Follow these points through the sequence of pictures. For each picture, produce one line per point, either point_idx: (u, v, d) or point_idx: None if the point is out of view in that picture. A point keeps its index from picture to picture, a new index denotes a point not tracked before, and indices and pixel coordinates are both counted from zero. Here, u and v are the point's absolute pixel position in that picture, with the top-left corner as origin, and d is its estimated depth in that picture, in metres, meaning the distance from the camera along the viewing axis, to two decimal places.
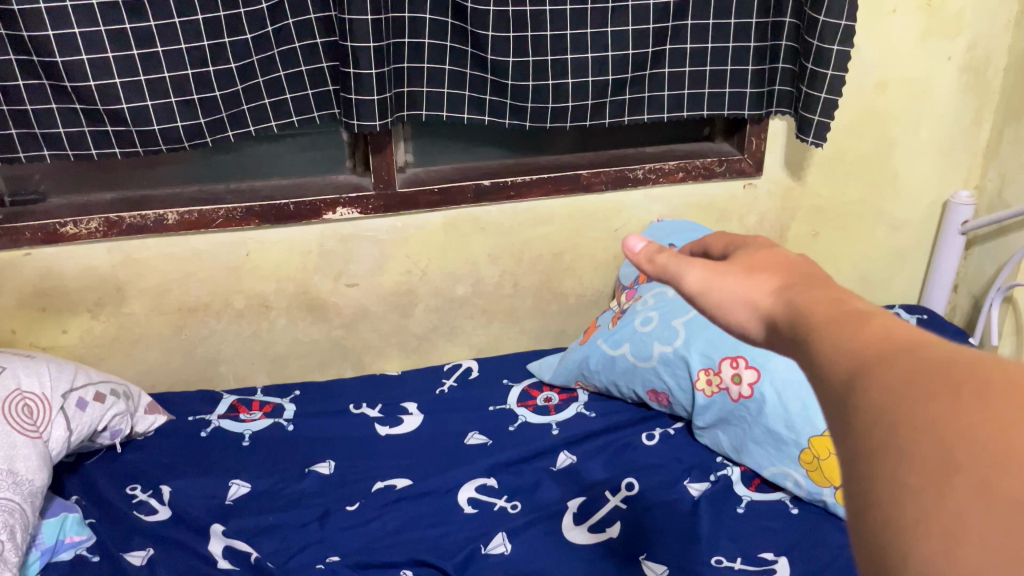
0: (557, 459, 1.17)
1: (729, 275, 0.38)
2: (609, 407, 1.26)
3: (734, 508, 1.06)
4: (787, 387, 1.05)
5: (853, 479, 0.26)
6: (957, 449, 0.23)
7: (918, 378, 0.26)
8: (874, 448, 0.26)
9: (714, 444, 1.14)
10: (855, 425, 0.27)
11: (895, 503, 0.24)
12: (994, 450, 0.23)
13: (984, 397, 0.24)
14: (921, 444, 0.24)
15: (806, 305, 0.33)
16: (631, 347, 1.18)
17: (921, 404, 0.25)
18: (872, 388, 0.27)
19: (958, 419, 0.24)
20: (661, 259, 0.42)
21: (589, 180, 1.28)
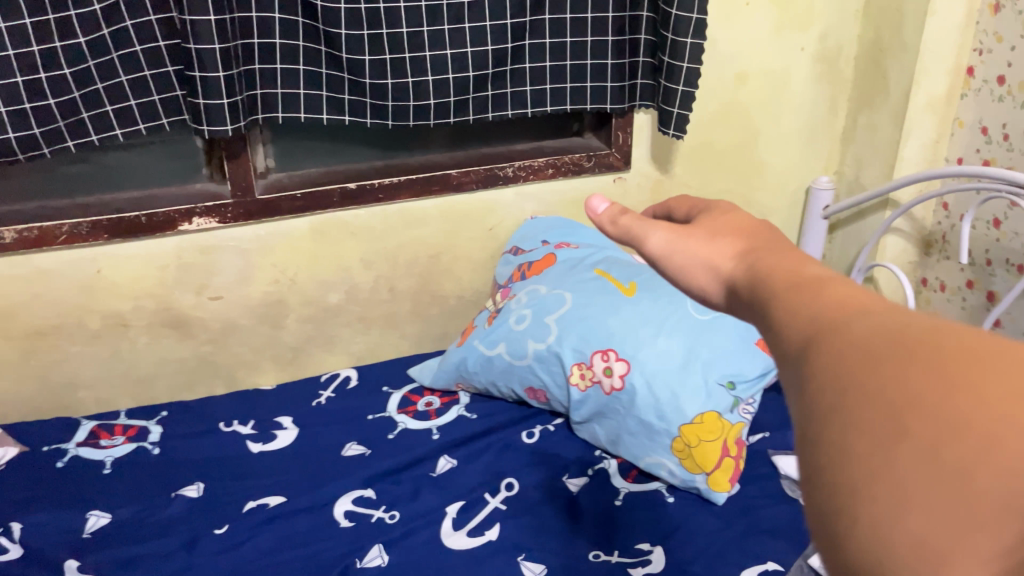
0: (437, 464, 1.14)
1: (690, 242, 0.58)
2: (491, 407, 1.25)
3: (612, 501, 1.06)
4: (657, 377, 1.06)
5: (816, 445, 0.26)
6: (927, 425, 0.23)
7: (881, 346, 0.26)
8: (837, 418, 0.26)
9: (592, 438, 1.14)
10: (818, 395, 0.27)
11: (849, 471, 0.24)
12: (946, 415, 0.23)
13: (958, 373, 0.24)
14: (887, 419, 0.24)
15: (756, 273, 0.51)
16: (506, 347, 1.16)
17: (879, 372, 0.26)
18: (839, 356, 0.27)
19: (930, 397, 0.24)
20: (625, 225, 0.63)
21: (459, 180, 1.26)
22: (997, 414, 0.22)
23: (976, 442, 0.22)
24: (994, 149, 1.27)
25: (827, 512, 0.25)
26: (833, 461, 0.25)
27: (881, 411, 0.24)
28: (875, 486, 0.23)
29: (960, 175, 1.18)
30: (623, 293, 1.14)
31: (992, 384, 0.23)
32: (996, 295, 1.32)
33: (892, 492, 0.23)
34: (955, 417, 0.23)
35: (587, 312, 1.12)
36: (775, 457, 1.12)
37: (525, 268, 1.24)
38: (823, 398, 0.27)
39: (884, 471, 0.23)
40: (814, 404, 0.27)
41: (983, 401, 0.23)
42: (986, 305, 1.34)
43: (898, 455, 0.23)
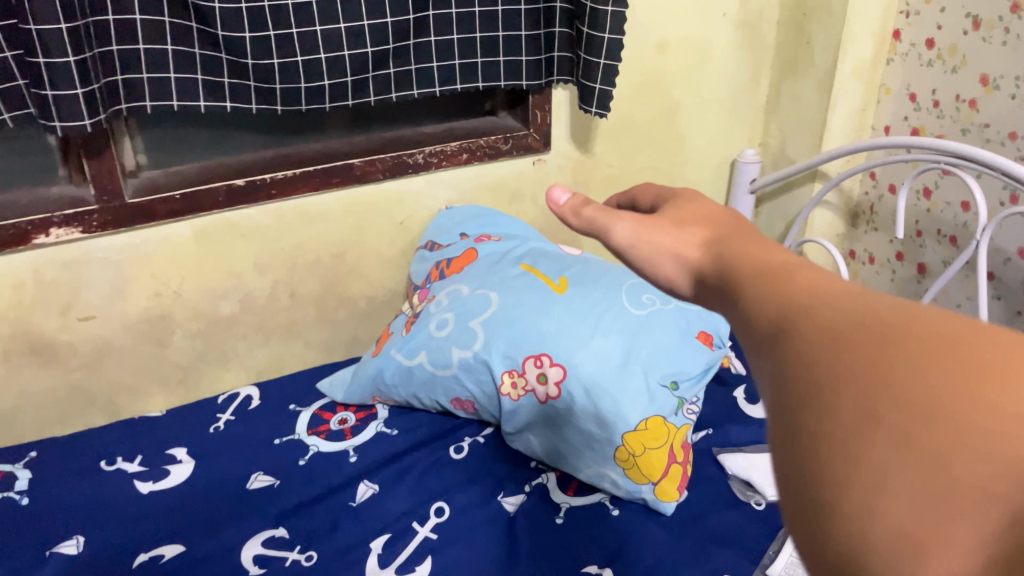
0: (356, 491, 1.02)
1: (655, 232, 0.54)
2: (413, 421, 1.13)
3: (553, 519, 0.97)
4: (595, 381, 0.96)
5: (786, 435, 0.25)
6: (905, 411, 0.22)
7: (849, 330, 0.25)
8: (811, 407, 0.25)
9: (526, 449, 1.04)
10: (788, 378, 0.26)
11: (824, 459, 0.23)
12: (920, 400, 0.22)
13: (934, 354, 0.23)
14: (863, 405, 0.23)
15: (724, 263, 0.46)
16: (427, 356, 1.04)
17: (847, 354, 0.25)
18: (809, 341, 0.27)
19: (910, 381, 0.23)
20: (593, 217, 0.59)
21: (364, 170, 1.13)
22: (980, 399, 0.22)
23: (956, 429, 0.21)
24: (924, 116, 1.23)
25: (800, 506, 0.24)
26: (808, 451, 0.24)
27: (856, 397, 0.23)
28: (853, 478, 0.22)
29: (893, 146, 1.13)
30: (553, 291, 1.04)
31: (974, 368, 0.22)
32: (927, 267, 1.28)
33: (873, 485, 0.22)
34: (935, 403, 0.22)
35: (515, 314, 1.01)
36: (721, 456, 1.05)
37: (444, 266, 1.12)
38: (794, 387, 0.26)
39: (862, 462, 0.22)
40: (784, 391, 0.26)
41: (966, 388, 0.22)
42: (917, 277, 1.30)
43: (876, 442, 0.22)
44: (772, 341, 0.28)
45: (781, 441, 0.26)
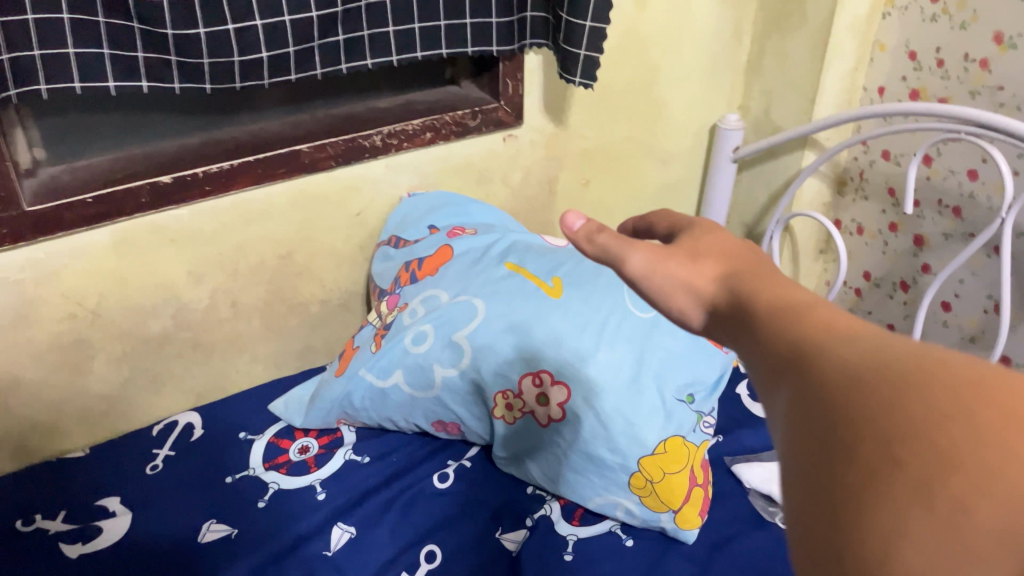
0: (330, 537, 0.87)
1: (673, 260, 0.41)
2: (386, 445, 0.99)
3: (561, 556, 0.85)
4: (605, 400, 0.84)
5: (811, 479, 0.27)
6: (927, 454, 0.24)
7: (872, 379, 0.27)
8: (840, 456, 0.26)
9: (522, 473, 0.93)
10: (812, 420, 0.29)
11: (852, 503, 0.25)
12: (940, 447, 0.24)
13: (959, 402, 0.25)
14: (883, 450, 0.25)
15: (741, 292, 0.38)
16: (404, 376, 0.90)
17: (869, 400, 0.27)
18: (837, 386, 0.28)
19: (933, 426, 0.25)
20: (602, 240, 0.44)
21: (313, 157, 0.95)
22: (998, 442, 0.23)
23: (977, 471, 0.23)
24: (924, 77, 1.13)
25: (822, 549, 0.26)
26: (834, 497, 0.26)
27: (880, 441, 0.25)
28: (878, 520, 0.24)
29: (890, 113, 1.04)
30: (548, 294, 0.90)
31: (996, 415, 0.24)
32: (926, 239, 1.19)
33: (897, 526, 0.24)
34: (958, 448, 0.24)
35: (507, 324, 0.87)
36: (734, 467, 0.96)
37: (415, 267, 0.97)
38: (818, 431, 0.28)
39: (888, 503, 0.24)
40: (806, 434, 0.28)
41: (986, 433, 0.24)
42: (913, 250, 1.22)
43: (898, 487, 0.24)
44: (793, 377, 0.31)
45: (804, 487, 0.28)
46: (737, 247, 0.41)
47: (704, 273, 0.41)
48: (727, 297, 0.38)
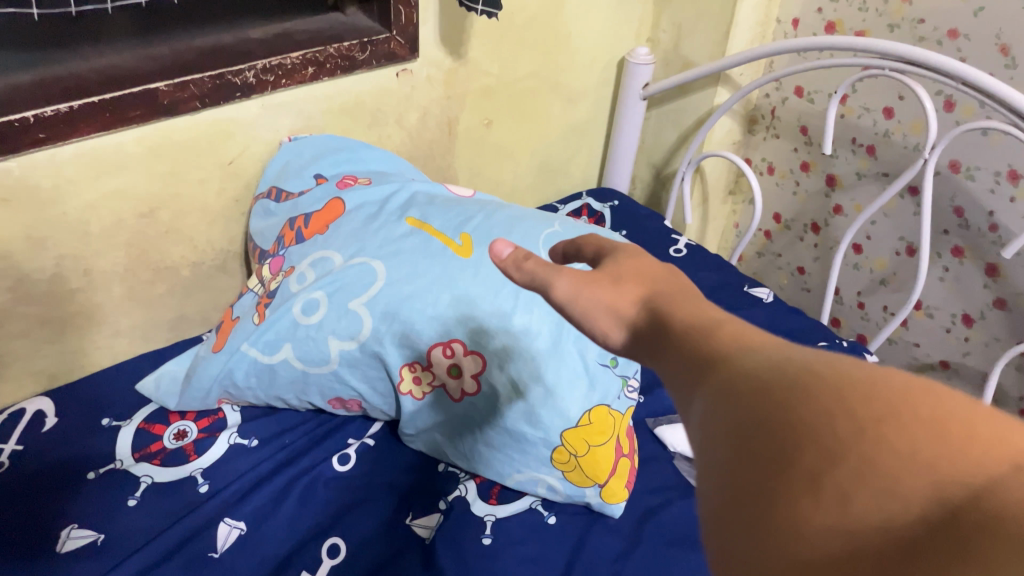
0: (215, 534, 0.76)
1: (596, 283, 0.44)
2: (277, 425, 0.88)
3: (479, 540, 0.78)
4: (524, 370, 0.77)
5: (721, 477, 0.29)
6: (819, 444, 0.26)
7: (770, 386, 0.30)
8: (743, 451, 0.28)
9: (431, 449, 0.84)
10: (717, 422, 0.31)
11: (754, 495, 0.27)
12: (830, 440, 0.26)
13: (848, 398, 0.27)
14: (779, 447, 0.27)
15: (660, 310, 0.40)
16: (295, 351, 0.79)
17: (767, 404, 0.29)
18: (740, 393, 0.30)
19: (824, 421, 0.27)
20: (529, 266, 0.46)
21: (173, 98, 0.80)
22: (877, 431, 0.25)
23: (861, 455, 0.25)
24: (841, 9, 1.09)
25: (728, 539, 0.27)
26: (738, 488, 0.28)
27: (779, 435, 0.27)
28: (774, 508, 0.26)
29: (804, 49, 0.98)
30: (457, 254, 0.80)
31: (878, 411, 0.26)
32: (838, 179, 1.16)
33: (794, 510, 0.25)
34: (844, 435, 0.26)
35: (411, 290, 0.78)
36: (658, 430, 0.91)
37: (301, 224, 0.85)
38: (725, 429, 0.30)
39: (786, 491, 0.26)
40: (717, 436, 0.30)
41: (870, 426, 0.26)
42: (825, 191, 1.19)
43: (793, 479, 0.26)
44: (703, 383, 0.33)
45: (713, 483, 0.29)
46: (657, 272, 0.43)
47: (626, 297, 0.43)
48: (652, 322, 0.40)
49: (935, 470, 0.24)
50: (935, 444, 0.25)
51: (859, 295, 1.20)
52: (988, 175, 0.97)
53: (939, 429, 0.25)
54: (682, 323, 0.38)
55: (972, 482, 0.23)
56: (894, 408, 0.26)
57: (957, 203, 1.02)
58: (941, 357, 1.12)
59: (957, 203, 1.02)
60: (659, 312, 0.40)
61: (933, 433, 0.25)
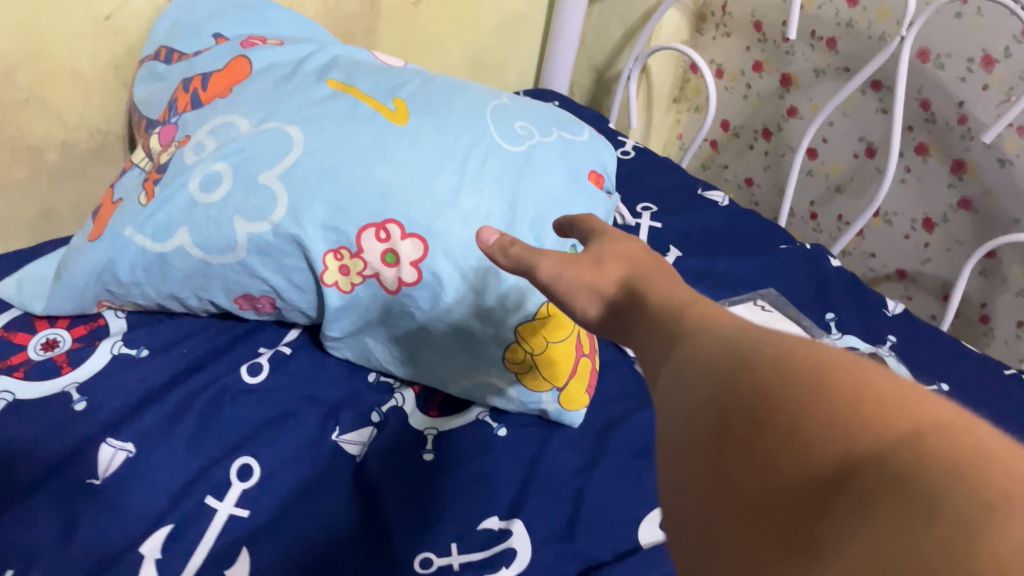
0: (95, 458, 0.62)
1: (579, 263, 0.46)
2: (172, 333, 0.74)
3: (420, 457, 0.68)
4: (473, 255, 0.65)
5: (677, 459, 0.30)
6: (750, 421, 0.27)
7: (722, 363, 0.31)
8: (692, 436, 0.30)
9: (362, 356, 0.72)
10: (676, 401, 0.32)
11: (705, 474, 0.28)
12: (765, 411, 0.27)
13: (782, 375, 0.28)
14: (724, 425, 0.28)
15: (639, 286, 0.42)
16: (193, 235, 0.65)
17: (716, 383, 0.30)
18: (696, 372, 0.32)
19: (762, 395, 0.28)
20: (514, 251, 0.50)
21: None
22: (800, 404, 0.26)
23: (783, 431, 0.26)
24: None
25: (688, 515, 0.29)
26: (692, 472, 0.29)
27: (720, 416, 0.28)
28: (722, 493, 0.27)
29: None
30: (391, 121, 0.68)
31: (810, 378, 0.27)
32: (794, 78, 1.08)
33: (733, 483, 0.27)
34: (772, 414, 0.27)
35: (335, 161, 0.65)
36: None
37: (197, 86, 0.70)
38: (683, 409, 0.31)
39: (729, 474, 0.27)
40: (678, 418, 0.31)
41: (797, 400, 0.26)
42: (779, 91, 1.11)
43: (734, 457, 0.27)
44: (668, 363, 0.35)
45: (670, 463, 0.31)
46: (636, 252, 0.46)
47: (606, 276, 0.45)
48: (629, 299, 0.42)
49: (845, 433, 0.24)
50: (849, 413, 0.25)
51: (812, 205, 1.14)
52: (960, 63, 0.91)
53: (860, 391, 0.25)
54: (657, 306, 0.40)
55: (877, 441, 0.24)
56: (822, 379, 0.26)
57: (925, 95, 0.96)
58: (898, 267, 1.08)
59: (924, 95, 0.96)
60: (640, 293, 0.42)
61: (854, 396, 0.25)
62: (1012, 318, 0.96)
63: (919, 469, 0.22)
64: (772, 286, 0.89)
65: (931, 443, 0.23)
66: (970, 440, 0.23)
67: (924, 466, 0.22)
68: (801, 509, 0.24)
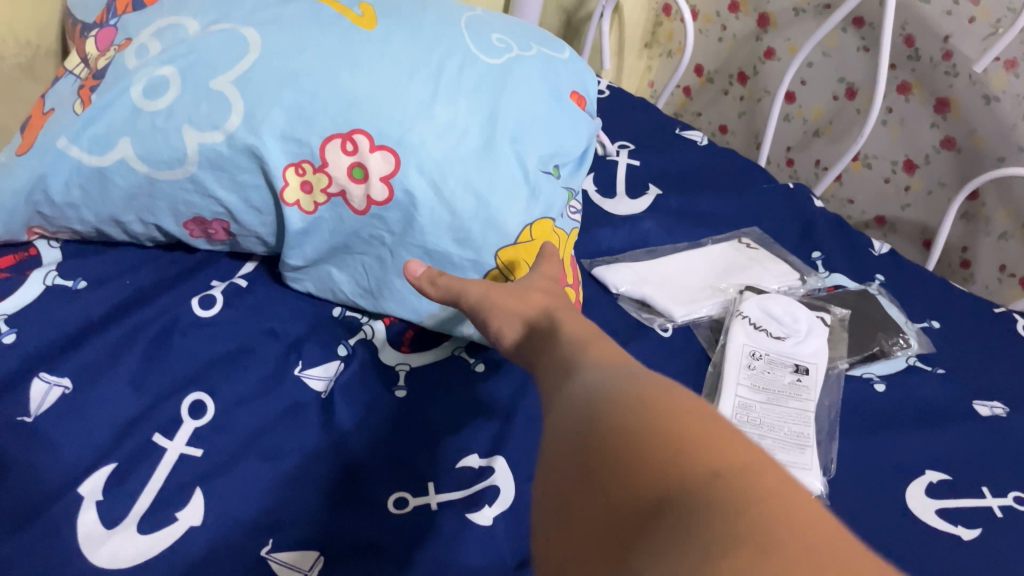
0: (27, 393, 0.55)
1: (504, 292, 0.51)
2: (114, 264, 0.67)
3: (391, 393, 0.63)
4: (450, 171, 0.60)
5: (543, 471, 0.33)
6: (599, 452, 0.30)
7: (595, 394, 0.33)
8: (550, 463, 0.32)
9: (324, 289, 0.67)
10: (553, 419, 0.34)
11: (556, 489, 0.30)
12: (617, 442, 0.29)
13: (629, 413, 0.30)
14: (580, 448, 0.31)
15: (555, 324, 0.45)
16: (136, 147, 0.58)
17: (584, 409, 0.33)
18: (576, 398, 0.34)
19: (617, 427, 0.30)
20: (441, 283, 0.54)
21: None
22: (637, 442, 0.29)
23: (617, 467, 0.28)
24: None
25: (539, 526, 0.31)
26: (545, 493, 0.31)
27: (579, 441, 0.31)
28: (559, 518, 0.29)
29: None
30: (358, 26, 0.61)
31: (660, 420, 0.30)
32: (772, 18, 1.04)
33: (576, 504, 0.29)
34: (611, 449, 0.29)
35: (298, 65, 0.58)
36: (595, 272, 0.76)
37: None
38: (553, 430, 0.33)
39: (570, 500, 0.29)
40: (549, 437, 0.33)
41: (641, 435, 0.29)
42: (756, 33, 1.07)
43: (581, 477, 0.29)
44: (557, 389, 0.37)
45: (537, 476, 0.33)
46: (559, 298, 0.51)
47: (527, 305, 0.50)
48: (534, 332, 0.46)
49: (669, 474, 0.27)
50: (673, 453, 0.28)
51: (789, 151, 1.12)
52: None
53: (693, 437, 0.28)
54: (564, 334, 0.43)
55: (690, 484, 0.26)
56: (665, 423, 0.29)
57: (909, 31, 0.93)
58: (877, 214, 1.06)
59: (908, 31, 0.93)
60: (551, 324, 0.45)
61: (688, 443, 0.28)
62: (994, 261, 0.94)
63: (711, 510, 0.25)
64: (755, 226, 0.86)
65: (730, 488, 0.26)
66: (761, 489, 0.26)
67: (719, 507, 0.25)
68: (617, 532, 0.27)
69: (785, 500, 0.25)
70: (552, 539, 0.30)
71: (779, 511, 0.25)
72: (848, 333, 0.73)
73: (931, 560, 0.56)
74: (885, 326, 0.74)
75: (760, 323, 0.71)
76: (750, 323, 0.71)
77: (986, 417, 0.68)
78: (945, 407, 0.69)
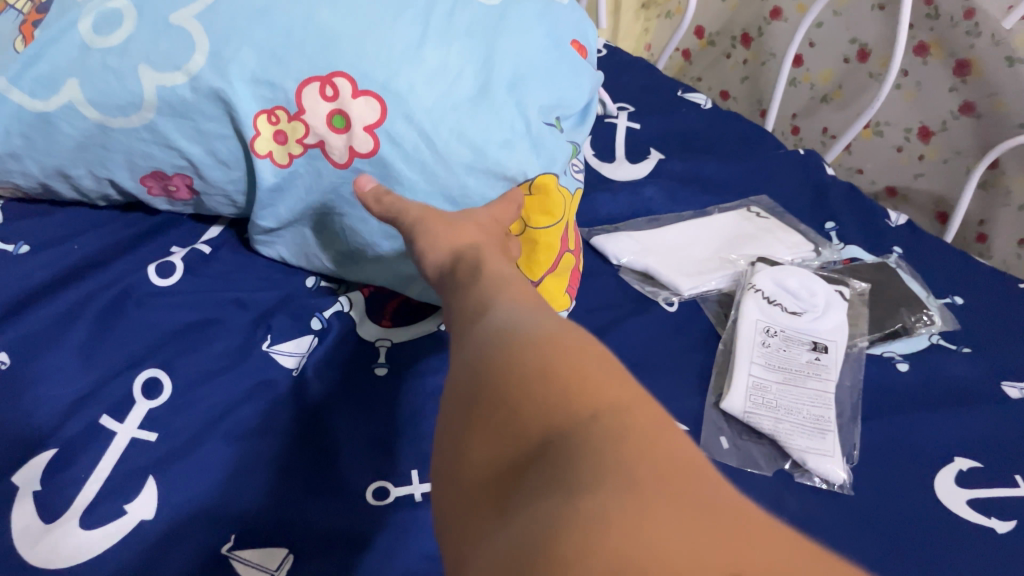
0: None
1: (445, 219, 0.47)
2: (63, 226, 0.60)
3: (371, 371, 0.56)
4: (443, 120, 0.53)
5: (444, 408, 0.34)
6: (492, 394, 0.31)
7: (494, 334, 0.34)
8: (448, 407, 0.33)
9: (298, 255, 0.61)
10: (455, 356, 0.35)
11: (456, 428, 0.32)
12: (510, 385, 0.31)
13: (519, 356, 0.31)
14: (478, 390, 0.32)
15: (479, 255, 0.44)
16: (85, 89, 0.52)
17: (482, 349, 0.33)
18: (477, 336, 0.35)
19: (510, 370, 0.31)
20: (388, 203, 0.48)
21: None
22: (524, 386, 0.30)
23: (507, 411, 0.30)
24: None
25: (439, 463, 0.32)
26: (446, 431, 0.33)
27: (476, 385, 0.32)
28: (456, 459, 0.31)
29: None
30: None
31: (547, 362, 0.31)
32: None
33: (470, 444, 0.30)
34: (502, 394, 0.31)
35: None
36: (594, 242, 0.70)
37: None
38: (456, 368, 0.34)
39: (466, 445, 0.31)
40: (451, 376, 0.34)
41: (529, 378, 0.30)
42: None
43: (480, 419, 0.31)
44: (461, 324, 0.38)
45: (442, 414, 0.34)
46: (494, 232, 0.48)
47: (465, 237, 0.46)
48: (452, 261, 0.44)
49: (554, 418, 0.28)
50: (558, 395, 0.29)
51: (795, 118, 1.06)
52: None
53: (578, 380, 0.30)
54: (480, 264, 0.43)
55: (572, 426, 0.28)
56: (550, 364, 0.31)
57: None
58: (888, 183, 1.01)
59: None
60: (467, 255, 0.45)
61: (572, 385, 0.29)
62: (1012, 234, 0.89)
63: (584, 450, 0.27)
64: (764, 193, 0.81)
65: (606, 426, 0.28)
66: (635, 429, 0.28)
67: (592, 443, 0.27)
68: (510, 473, 0.28)
69: (654, 439, 0.27)
70: (449, 477, 0.31)
71: (648, 450, 0.27)
72: (868, 308, 0.68)
73: (966, 555, 0.51)
74: (909, 301, 0.69)
75: (774, 297, 0.66)
76: (764, 296, 0.65)
77: (1016, 399, 0.62)
78: (972, 388, 0.63)
